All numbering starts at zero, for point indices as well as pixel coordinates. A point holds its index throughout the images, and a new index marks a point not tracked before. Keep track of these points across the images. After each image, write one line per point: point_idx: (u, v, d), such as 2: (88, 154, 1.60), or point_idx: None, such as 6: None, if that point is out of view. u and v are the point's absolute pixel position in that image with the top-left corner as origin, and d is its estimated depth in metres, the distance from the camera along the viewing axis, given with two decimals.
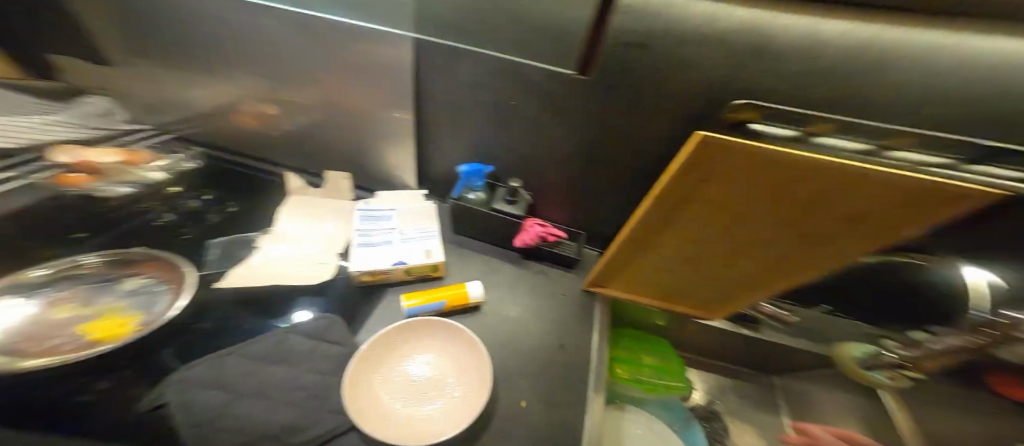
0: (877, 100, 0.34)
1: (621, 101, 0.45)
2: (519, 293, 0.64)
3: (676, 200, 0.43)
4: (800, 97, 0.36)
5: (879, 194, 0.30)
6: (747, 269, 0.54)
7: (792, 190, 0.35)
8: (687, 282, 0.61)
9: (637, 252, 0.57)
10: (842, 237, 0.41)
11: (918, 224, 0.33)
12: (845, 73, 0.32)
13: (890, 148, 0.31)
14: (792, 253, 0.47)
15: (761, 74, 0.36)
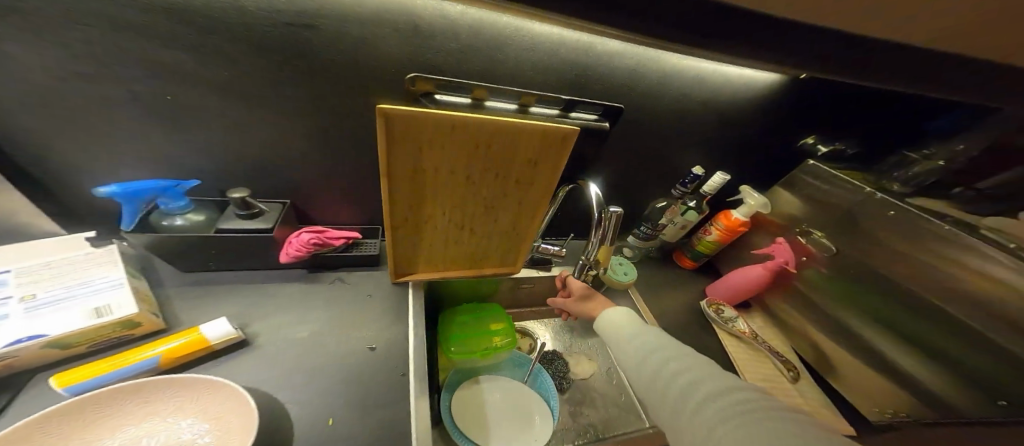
0: (504, 71, 0.53)
1: (331, 82, 0.47)
2: (314, 312, 0.56)
3: (415, 173, 0.50)
4: (463, 70, 0.50)
5: (513, 137, 0.52)
6: (506, 221, 0.68)
7: (479, 143, 0.51)
8: (476, 245, 0.71)
9: (419, 232, 0.61)
10: (533, 172, 0.60)
11: (548, 150, 0.56)
12: (477, 50, 0.49)
13: (512, 108, 0.54)
14: (521, 195, 0.63)
15: (428, 51, 0.47)
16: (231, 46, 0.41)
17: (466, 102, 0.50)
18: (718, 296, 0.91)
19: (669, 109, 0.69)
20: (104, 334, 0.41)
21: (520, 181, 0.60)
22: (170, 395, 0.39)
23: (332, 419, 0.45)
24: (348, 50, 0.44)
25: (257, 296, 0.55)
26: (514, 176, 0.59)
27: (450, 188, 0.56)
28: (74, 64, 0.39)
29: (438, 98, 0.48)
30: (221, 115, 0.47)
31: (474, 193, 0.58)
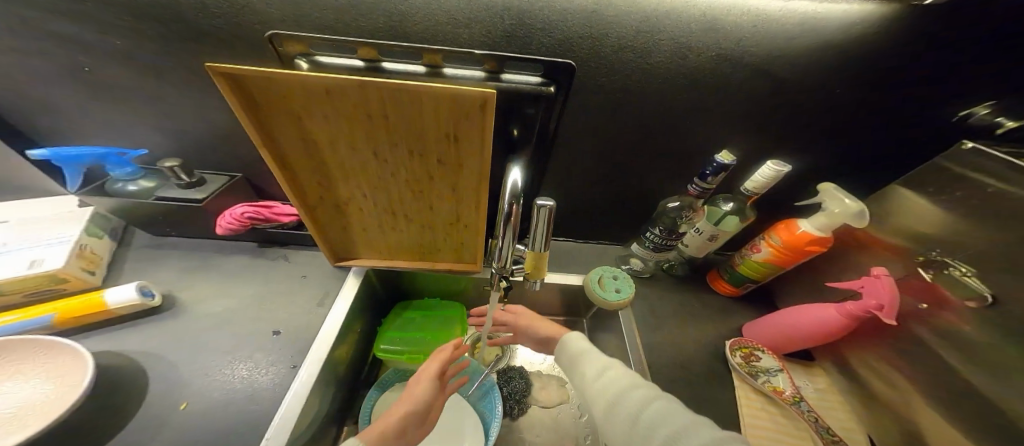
0: (409, 28, 0.42)
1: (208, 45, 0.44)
2: (243, 286, 0.58)
3: (306, 145, 0.43)
4: (358, 27, 0.42)
5: (414, 106, 0.38)
6: (444, 210, 0.56)
7: (370, 112, 0.39)
8: (418, 235, 0.62)
9: (343, 213, 0.56)
10: (460, 153, 0.45)
11: (469, 126, 0.41)
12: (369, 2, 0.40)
13: (419, 69, 0.41)
14: (452, 179, 0.50)
15: (312, 10, 0.41)
16: (127, 18, 0.42)
17: (355, 62, 0.41)
18: (755, 339, 0.61)
19: (674, 67, 0.45)
20: (37, 286, 0.48)
21: (445, 165, 0.48)
22: (38, 355, 0.42)
23: (184, 404, 0.43)
24: (227, 15, 0.42)
25: (205, 264, 0.60)
26: (436, 156, 0.46)
27: (358, 166, 0.47)
28: (17, 42, 0.45)
29: (319, 59, 0.40)
30: (151, 88, 0.50)
31: (392, 176, 0.49)
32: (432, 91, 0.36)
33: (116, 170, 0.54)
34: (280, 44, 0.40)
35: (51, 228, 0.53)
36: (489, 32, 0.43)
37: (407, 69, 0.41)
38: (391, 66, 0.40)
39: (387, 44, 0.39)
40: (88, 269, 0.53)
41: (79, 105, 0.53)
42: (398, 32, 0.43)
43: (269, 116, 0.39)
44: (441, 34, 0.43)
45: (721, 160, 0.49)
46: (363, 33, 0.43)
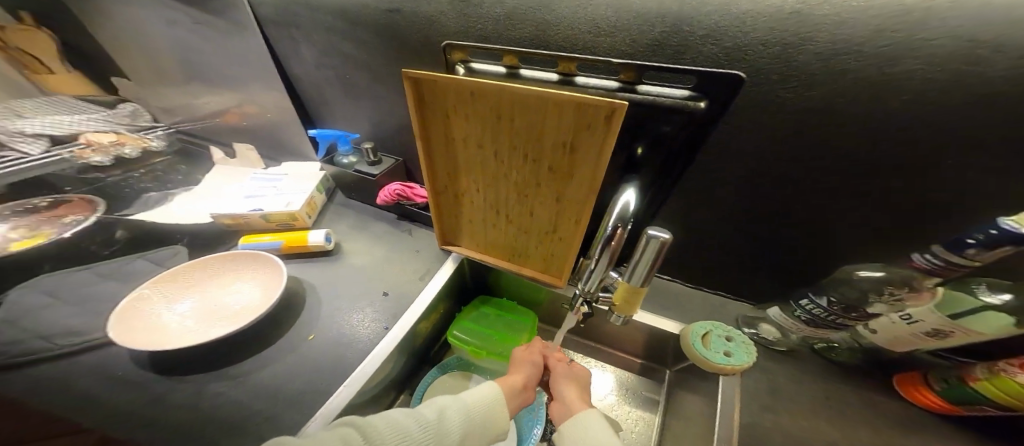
0: (553, 34, 0.42)
1: (392, 54, 0.54)
2: (377, 248, 0.71)
3: (443, 142, 0.49)
4: (507, 36, 0.44)
5: (541, 112, 0.38)
6: (544, 219, 0.54)
7: (501, 116, 0.41)
8: (515, 239, 0.62)
9: (457, 205, 0.61)
10: (575, 165, 0.43)
11: (591, 138, 0.38)
12: (523, 12, 0.41)
13: (551, 76, 0.41)
14: (560, 190, 0.48)
15: (477, 18, 0.44)
16: (347, 34, 0.55)
17: (499, 69, 0.43)
18: None
19: (899, 92, 0.31)
20: (286, 219, 0.66)
21: (554, 174, 0.46)
22: (257, 268, 0.60)
23: (313, 335, 0.56)
24: (420, 28, 0.48)
25: (360, 224, 0.76)
26: (550, 165, 0.45)
27: (479, 164, 0.50)
28: (289, 53, 0.65)
29: (468, 64, 0.43)
30: (366, 87, 0.63)
31: (503, 176, 0.50)
32: (560, 97, 0.35)
33: (340, 148, 0.72)
34: (450, 52, 0.43)
35: (302, 183, 0.71)
36: (633, 42, 0.39)
37: (541, 77, 0.42)
38: (529, 73, 0.42)
39: (528, 52, 0.40)
40: (309, 214, 0.70)
41: (308, 96, 0.73)
42: (542, 41, 0.43)
43: (425, 112, 0.45)
44: (584, 40, 0.41)
45: (1014, 227, 0.29)
46: (510, 42, 0.44)
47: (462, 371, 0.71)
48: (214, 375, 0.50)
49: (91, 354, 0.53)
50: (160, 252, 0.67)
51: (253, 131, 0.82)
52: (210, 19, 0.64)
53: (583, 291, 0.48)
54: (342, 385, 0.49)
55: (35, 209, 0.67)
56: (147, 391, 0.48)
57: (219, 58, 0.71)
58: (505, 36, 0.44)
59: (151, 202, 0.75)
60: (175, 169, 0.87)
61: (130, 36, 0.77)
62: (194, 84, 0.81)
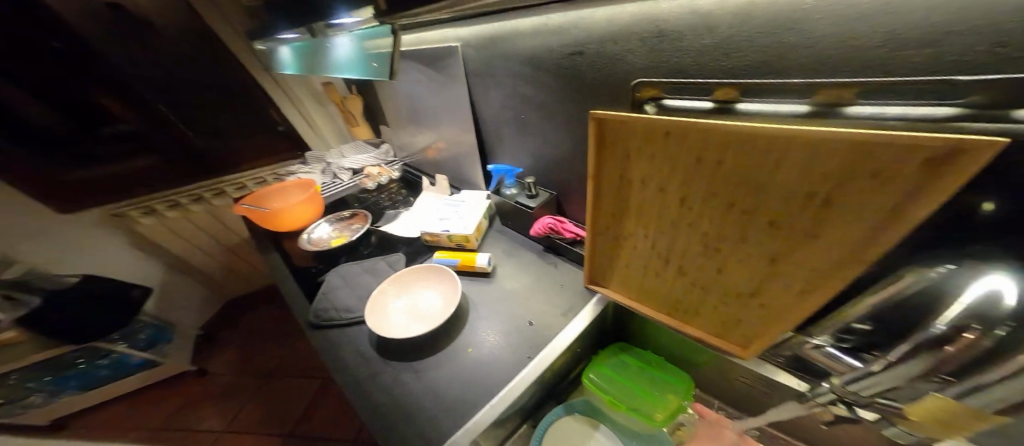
0: (793, 58, 0.30)
1: (570, 95, 0.56)
2: (525, 276, 0.75)
3: (617, 180, 0.45)
4: (716, 69, 0.36)
5: (775, 156, 0.28)
6: (740, 281, 0.41)
7: (703, 158, 0.33)
8: (684, 295, 0.50)
9: (616, 245, 0.55)
10: (820, 225, 0.29)
11: (871, 190, 0.24)
12: (744, 41, 0.32)
13: (797, 109, 0.28)
14: (781, 252, 0.34)
15: (672, 52, 0.38)
16: (533, 82, 0.62)
17: (701, 107, 0.34)
18: None
19: None
20: (461, 240, 0.80)
21: (776, 228, 0.32)
22: (442, 281, 0.73)
23: (470, 348, 0.63)
24: (602, 69, 0.47)
25: (513, 251, 0.82)
26: (771, 219, 0.32)
27: (655, 205, 0.42)
28: (484, 102, 0.79)
29: (661, 101, 0.39)
30: (537, 126, 0.69)
31: (685, 221, 0.41)
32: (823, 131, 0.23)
33: (506, 181, 0.80)
34: (638, 91, 0.40)
35: (475, 210, 0.84)
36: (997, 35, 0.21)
37: (775, 111, 0.30)
38: (751, 108, 0.31)
39: (754, 83, 0.29)
40: (477, 237, 0.82)
41: (488, 136, 0.86)
42: (772, 70, 0.32)
43: (604, 149, 0.43)
44: (862, 58, 0.27)
45: None
46: (719, 75, 0.36)
47: (589, 416, 0.63)
48: (401, 361, 0.62)
49: (336, 329, 0.68)
50: (388, 259, 0.81)
51: (442, 165, 1.04)
52: (434, 80, 0.85)
53: (856, 382, 0.34)
54: (489, 402, 0.54)
55: (341, 218, 0.97)
56: (359, 367, 0.61)
57: (433, 112, 0.94)
58: (706, 72, 0.36)
59: (391, 216, 0.95)
60: (403, 191, 1.09)
61: (384, 98, 1.11)
62: (410, 129, 1.09)
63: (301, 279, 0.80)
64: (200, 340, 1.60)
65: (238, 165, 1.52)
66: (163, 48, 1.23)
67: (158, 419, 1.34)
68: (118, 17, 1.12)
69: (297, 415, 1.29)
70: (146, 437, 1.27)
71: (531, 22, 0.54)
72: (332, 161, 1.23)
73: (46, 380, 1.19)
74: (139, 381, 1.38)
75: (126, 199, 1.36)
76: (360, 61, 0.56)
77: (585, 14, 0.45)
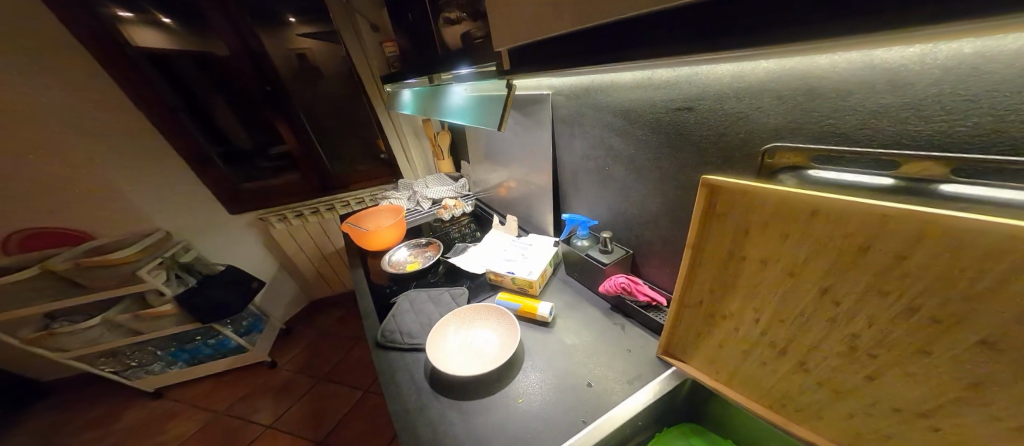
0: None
1: (669, 150, 0.54)
2: (587, 333, 0.68)
3: (726, 252, 0.39)
4: (903, 137, 0.29)
5: (1012, 250, 0.20)
6: (902, 398, 0.29)
7: (872, 245, 0.27)
8: (798, 397, 0.38)
9: (707, 322, 0.45)
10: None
11: None
12: (960, 103, 0.26)
13: None
14: (996, 376, 0.24)
15: (829, 113, 0.34)
16: (626, 135, 0.61)
17: (881, 182, 0.29)
18: None
19: None
20: (524, 283, 0.78)
21: (997, 339, 0.23)
22: (503, 323, 0.70)
23: (521, 400, 0.57)
24: (717, 126, 0.44)
25: (575, 304, 0.76)
26: (986, 331, 0.23)
27: (779, 282, 0.35)
28: (566, 151, 0.81)
29: (806, 169, 0.35)
30: (621, 179, 0.67)
31: (823, 304, 0.32)
32: None
33: (579, 232, 0.77)
34: (772, 156, 0.38)
35: (541, 256, 0.83)
36: None
37: (1013, 199, 0.22)
38: (960, 189, 0.24)
39: (972, 160, 0.24)
40: (540, 284, 0.79)
41: (565, 182, 0.86)
42: (1011, 141, 0.25)
43: (716, 215, 0.38)
44: None
45: None
46: (907, 144, 0.29)
47: None
48: (446, 397, 0.59)
49: (393, 352, 0.69)
50: (450, 291, 0.84)
51: (513, 205, 1.07)
52: (520, 126, 0.90)
53: None
54: None
55: (417, 244, 1.05)
56: (409, 397, 0.59)
57: (512, 155, 0.99)
58: (875, 137, 0.31)
59: (457, 248, 1.00)
60: (471, 226, 1.15)
61: (470, 139, 1.22)
62: (488, 170, 1.17)
63: (375, 298, 0.85)
64: (281, 334, 1.80)
65: (342, 185, 1.77)
66: (318, 95, 1.56)
67: (228, 400, 1.48)
68: (301, 69, 1.47)
69: (329, 426, 1.31)
70: (210, 418, 1.41)
71: (632, 80, 0.55)
72: (418, 189, 1.35)
73: (171, 349, 1.45)
74: (226, 364, 1.57)
75: (268, 206, 1.68)
76: (470, 106, 0.61)
77: (700, 70, 0.43)
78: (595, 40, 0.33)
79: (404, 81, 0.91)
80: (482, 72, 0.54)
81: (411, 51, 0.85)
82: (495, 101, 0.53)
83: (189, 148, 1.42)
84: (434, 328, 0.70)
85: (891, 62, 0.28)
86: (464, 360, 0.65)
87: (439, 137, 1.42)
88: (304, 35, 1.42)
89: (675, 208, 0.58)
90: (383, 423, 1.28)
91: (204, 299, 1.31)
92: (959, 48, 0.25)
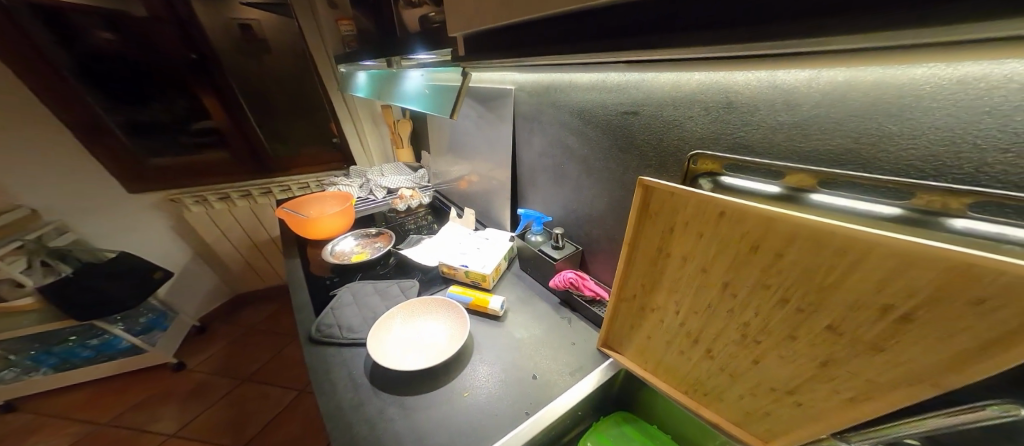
0: (889, 150, 0.28)
1: (615, 152, 0.57)
2: (536, 327, 0.70)
3: (655, 249, 0.42)
4: (794, 151, 0.34)
5: (856, 249, 0.25)
6: (778, 377, 0.35)
7: (760, 245, 0.31)
8: (706, 382, 0.43)
9: (638, 315, 0.49)
10: (894, 342, 0.25)
11: (986, 300, 0.20)
12: (832, 124, 0.31)
13: (888, 210, 0.26)
14: (837, 355, 0.29)
15: (741, 127, 0.38)
16: (579, 135, 0.63)
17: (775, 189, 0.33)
18: None
19: None
20: (477, 276, 0.78)
21: (842, 321, 0.28)
22: (452, 316, 0.69)
23: (467, 393, 0.57)
24: (656, 132, 0.48)
25: (526, 299, 0.78)
26: (832, 319, 0.28)
27: (696, 277, 0.38)
28: (525, 148, 0.82)
29: (721, 176, 0.39)
30: (574, 178, 0.70)
31: (728, 296, 0.36)
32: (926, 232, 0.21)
33: (533, 228, 0.79)
34: (694, 163, 0.41)
35: (496, 250, 0.83)
36: None
37: (860, 209, 0.27)
38: (827, 199, 0.29)
39: (835, 175, 0.29)
40: (493, 277, 0.79)
41: (523, 178, 0.88)
42: (863, 160, 0.30)
43: (649, 215, 0.41)
44: (952, 167, 0.26)
45: None
46: (795, 159, 0.34)
47: None
48: (386, 393, 0.57)
49: (328, 346, 0.65)
50: (399, 283, 0.80)
51: (473, 199, 1.06)
52: (483, 117, 0.89)
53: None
54: None
55: (366, 234, 1.00)
56: (346, 393, 0.56)
57: (474, 148, 0.97)
58: (776, 152, 0.35)
59: (410, 240, 0.96)
60: (428, 218, 1.11)
61: (432, 128, 1.18)
62: (448, 161, 1.14)
63: (313, 291, 0.79)
64: (194, 331, 1.59)
65: (287, 168, 1.62)
66: (262, 69, 1.41)
67: (116, 410, 1.27)
68: (241, 40, 1.32)
69: (257, 428, 1.20)
70: (92, 431, 1.20)
71: (587, 80, 0.57)
72: (372, 177, 1.28)
73: (30, 353, 1.23)
74: (116, 368, 1.35)
75: (190, 187, 1.47)
76: (428, 94, 0.58)
77: (645, 78, 0.46)
78: (543, 34, 0.33)
79: (359, 62, 0.86)
80: (441, 60, 0.54)
81: (368, 30, 0.80)
82: (451, 90, 0.52)
83: (79, 115, 1.20)
84: (381, 321, 0.67)
85: (787, 86, 0.33)
86: (409, 354, 0.63)
87: (399, 124, 1.35)
88: (250, 5, 1.28)
89: (621, 208, 0.61)
90: (318, 427, 1.19)
91: (91, 295, 1.12)
92: (837, 77, 0.29)
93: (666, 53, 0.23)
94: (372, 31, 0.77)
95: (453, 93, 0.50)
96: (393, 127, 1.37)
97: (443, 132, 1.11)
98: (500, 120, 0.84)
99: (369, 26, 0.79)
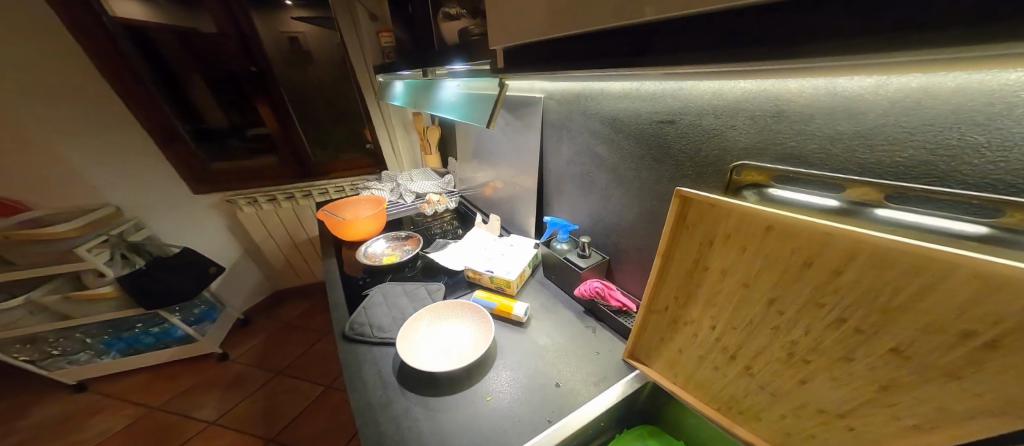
0: (973, 163, 0.26)
1: (647, 160, 0.56)
2: (560, 335, 0.69)
3: (691, 260, 0.41)
4: (853, 162, 0.32)
5: (932, 269, 0.23)
6: (828, 401, 0.33)
7: (814, 261, 0.29)
8: (743, 400, 0.41)
9: (670, 327, 0.47)
10: (976, 372, 0.23)
11: None
12: (901, 133, 0.29)
13: (971, 229, 0.24)
14: (901, 380, 0.27)
15: (792, 136, 0.36)
16: (609, 142, 0.63)
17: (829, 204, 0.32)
18: None
19: None
20: (501, 282, 0.78)
21: (912, 344, 0.26)
22: (476, 320, 0.70)
23: (490, 398, 0.57)
24: (694, 140, 0.47)
25: (550, 306, 0.77)
26: (899, 341, 0.26)
27: (738, 291, 0.37)
28: (552, 155, 0.82)
29: (769, 187, 0.38)
30: (603, 186, 0.69)
31: (775, 311, 0.34)
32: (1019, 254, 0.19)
33: (559, 235, 0.79)
34: (739, 174, 0.41)
35: (521, 257, 0.83)
36: None
37: (936, 226, 0.25)
38: (894, 214, 0.28)
39: (904, 188, 0.27)
40: (517, 284, 0.79)
41: (549, 185, 0.88)
42: (938, 174, 0.28)
43: (687, 225, 0.40)
44: None
45: None
46: (854, 170, 0.32)
47: None
48: (411, 393, 0.58)
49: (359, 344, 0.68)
50: (425, 286, 0.82)
51: (498, 205, 1.07)
52: (510, 124, 0.90)
53: None
54: None
55: (395, 237, 1.03)
56: (375, 391, 0.58)
57: (500, 155, 0.99)
58: (831, 163, 0.34)
59: (437, 244, 0.99)
60: (453, 223, 1.14)
61: (459, 135, 1.21)
62: (475, 167, 1.16)
63: (346, 290, 0.83)
64: (238, 325, 1.71)
65: (325, 172, 1.71)
66: (306, 79, 1.51)
67: (166, 395, 1.38)
68: (289, 53, 1.43)
69: (289, 418, 1.26)
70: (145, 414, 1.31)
71: (619, 88, 0.56)
72: (401, 182, 1.33)
73: (103, 337, 1.36)
74: (170, 355, 1.47)
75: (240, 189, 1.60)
76: (463, 103, 0.61)
77: (684, 86, 0.45)
78: (579, 49, 0.34)
79: (396, 72, 0.90)
80: (474, 70, 0.56)
81: (406, 43, 0.85)
82: (488, 102, 0.53)
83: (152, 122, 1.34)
84: (410, 321, 0.69)
85: (847, 95, 0.31)
86: (434, 357, 0.64)
87: (428, 131, 1.40)
88: (299, 19, 1.39)
89: (652, 217, 0.60)
90: (344, 422, 1.23)
91: (155, 283, 1.23)
92: (909, 83, 0.27)
93: (688, 65, 0.24)
94: (410, 44, 0.81)
95: (490, 103, 0.52)
96: (422, 134, 1.42)
97: (470, 138, 1.13)
98: (527, 127, 0.85)
99: (407, 39, 0.84)
